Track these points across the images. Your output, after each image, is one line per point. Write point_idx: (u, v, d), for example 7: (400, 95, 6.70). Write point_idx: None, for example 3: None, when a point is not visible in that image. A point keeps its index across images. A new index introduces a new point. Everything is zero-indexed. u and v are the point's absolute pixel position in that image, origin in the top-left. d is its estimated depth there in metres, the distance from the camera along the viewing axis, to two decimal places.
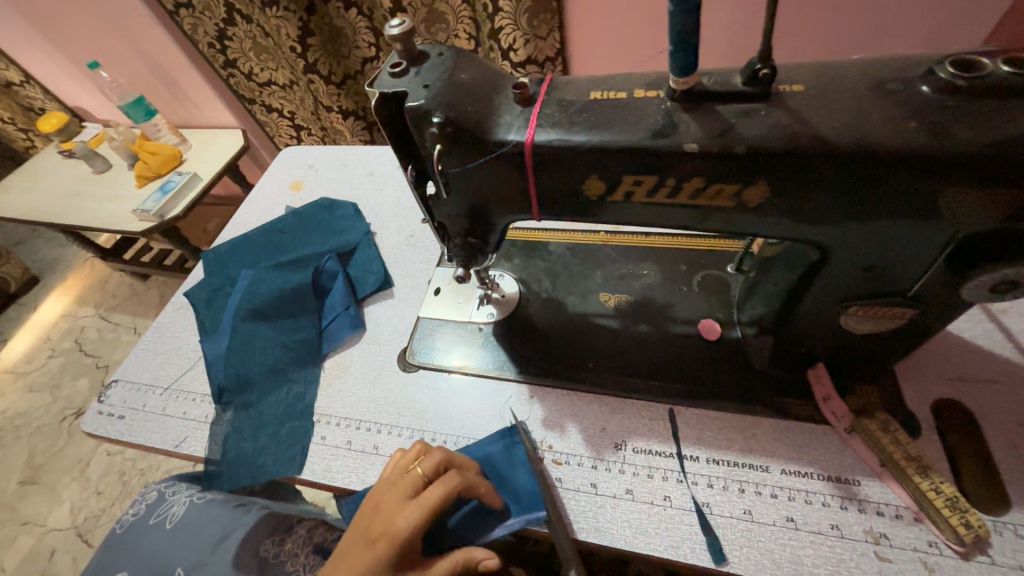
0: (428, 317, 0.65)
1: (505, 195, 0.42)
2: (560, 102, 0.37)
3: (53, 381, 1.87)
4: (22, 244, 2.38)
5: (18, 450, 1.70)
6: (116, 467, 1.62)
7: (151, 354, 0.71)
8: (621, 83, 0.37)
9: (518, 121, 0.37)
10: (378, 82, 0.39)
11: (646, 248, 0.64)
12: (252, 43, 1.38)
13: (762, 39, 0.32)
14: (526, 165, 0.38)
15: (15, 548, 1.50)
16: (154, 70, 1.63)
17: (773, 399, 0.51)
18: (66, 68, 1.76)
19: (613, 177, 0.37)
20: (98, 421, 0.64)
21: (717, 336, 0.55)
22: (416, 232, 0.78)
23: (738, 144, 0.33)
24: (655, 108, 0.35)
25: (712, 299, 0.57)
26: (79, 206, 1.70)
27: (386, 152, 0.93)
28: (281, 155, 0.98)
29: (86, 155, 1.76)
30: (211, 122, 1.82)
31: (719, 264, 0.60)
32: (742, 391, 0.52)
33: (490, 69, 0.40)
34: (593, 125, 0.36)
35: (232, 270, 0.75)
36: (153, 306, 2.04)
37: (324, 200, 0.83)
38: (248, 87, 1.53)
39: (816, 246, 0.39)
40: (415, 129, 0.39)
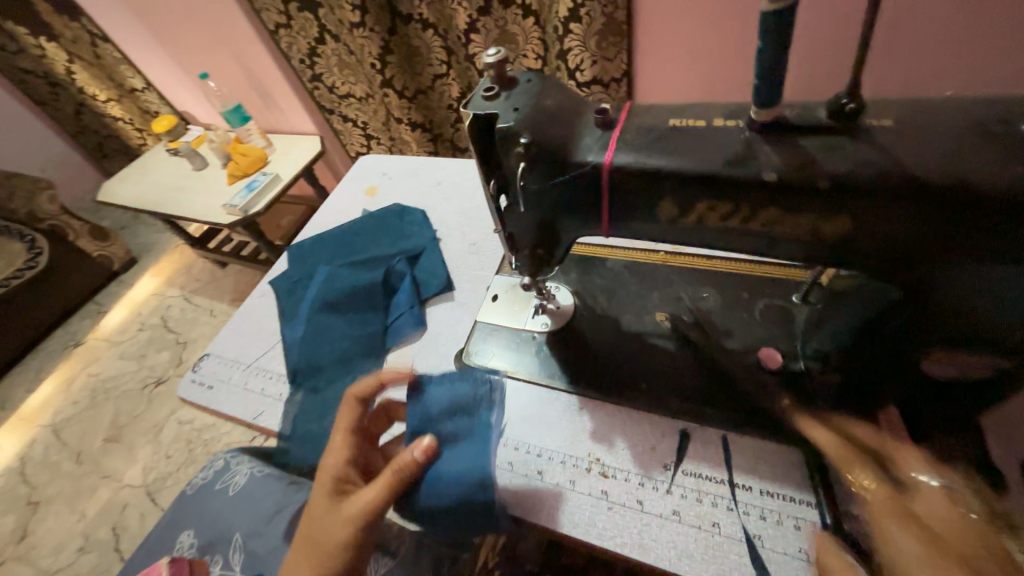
0: (485, 321, 0.69)
1: (577, 211, 0.44)
2: (638, 128, 0.39)
3: (140, 351, 2.10)
4: (126, 228, 2.71)
5: (106, 410, 1.92)
6: (183, 435, 1.78)
7: (237, 333, 0.79)
8: (701, 112, 0.39)
9: (598, 145, 0.40)
10: (473, 105, 0.43)
11: (706, 272, 0.64)
12: (338, 60, 1.52)
13: (851, 75, 0.32)
14: (602, 185, 0.40)
15: (96, 497, 1.68)
16: (252, 81, 1.82)
17: None
18: (181, 77, 2.01)
19: (687, 201, 0.39)
20: (190, 389, 0.73)
21: (779, 366, 0.53)
22: (478, 241, 0.83)
23: (821, 177, 0.34)
24: (734, 138, 0.36)
25: (775, 329, 0.56)
26: (180, 198, 1.93)
27: (455, 164, 0.99)
28: (360, 162, 1.06)
29: (189, 153, 1.99)
30: (295, 128, 2.00)
31: (784, 294, 0.59)
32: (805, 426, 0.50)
33: (573, 94, 0.43)
34: (671, 151, 0.37)
35: (312, 264, 0.82)
36: (228, 292, 2.25)
37: (397, 206, 0.90)
38: (329, 99, 1.67)
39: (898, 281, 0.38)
40: (502, 148, 0.42)
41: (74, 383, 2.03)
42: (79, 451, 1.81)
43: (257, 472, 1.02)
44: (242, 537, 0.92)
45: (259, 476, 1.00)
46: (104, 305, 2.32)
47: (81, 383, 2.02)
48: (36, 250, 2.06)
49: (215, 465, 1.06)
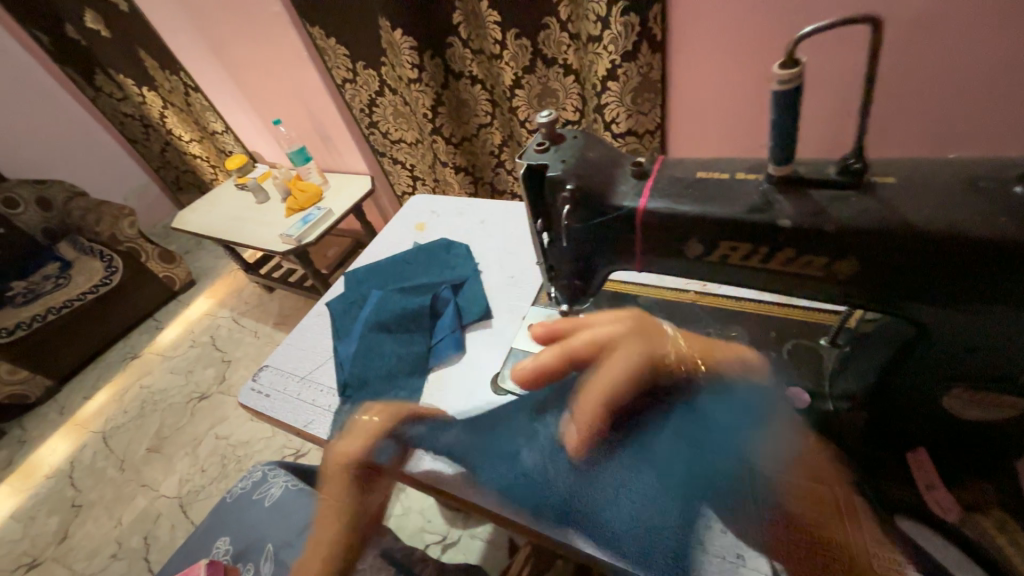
0: (521, 348, 0.74)
1: (611, 246, 0.50)
2: (670, 178, 0.45)
3: (188, 367, 2.25)
4: (189, 253, 2.97)
5: (152, 420, 2.04)
6: (220, 449, 1.87)
7: (294, 348, 0.87)
8: (725, 166, 0.44)
9: (632, 191, 0.46)
10: (526, 156, 0.50)
11: (734, 311, 0.67)
12: (394, 110, 1.69)
13: (855, 139, 0.37)
14: (637, 225, 0.46)
15: (133, 505, 1.76)
16: (316, 127, 2.04)
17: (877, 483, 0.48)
18: (255, 123, 2.27)
19: (712, 241, 0.44)
20: (250, 395, 0.80)
21: (808, 405, 0.55)
22: (516, 274, 0.89)
23: (830, 224, 0.38)
24: (755, 189, 0.42)
25: (802, 368, 0.58)
26: (243, 227, 2.12)
27: (497, 204, 1.08)
28: (410, 201, 1.17)
29: (255, 188, 2.21)
30: (349, 168, 2.20)
31: (811, 335, 0.61)
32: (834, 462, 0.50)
33: (611, 149, 0.50)
34: (697, 198, 0.43)
35: (366, 289, 0.91)
36: (273, 315, 2.40)
37: (444, 241, 0.98)
38: (382, 143, 1.85)
39: (913, 321, 0.42)
40: (550, 193, 0.49)
41: (127, 393, 2.18)
42: (124, 458, 1.91)
43: (292, 485, 1.08)
44: (273, 547, 0.96)
45: (293, 489, 1.07)
46: (162, 322, 2.51)
47: (133, 394, 2.17)
48: (113, 268, 2.30)
49: (253, 476, 1.12)
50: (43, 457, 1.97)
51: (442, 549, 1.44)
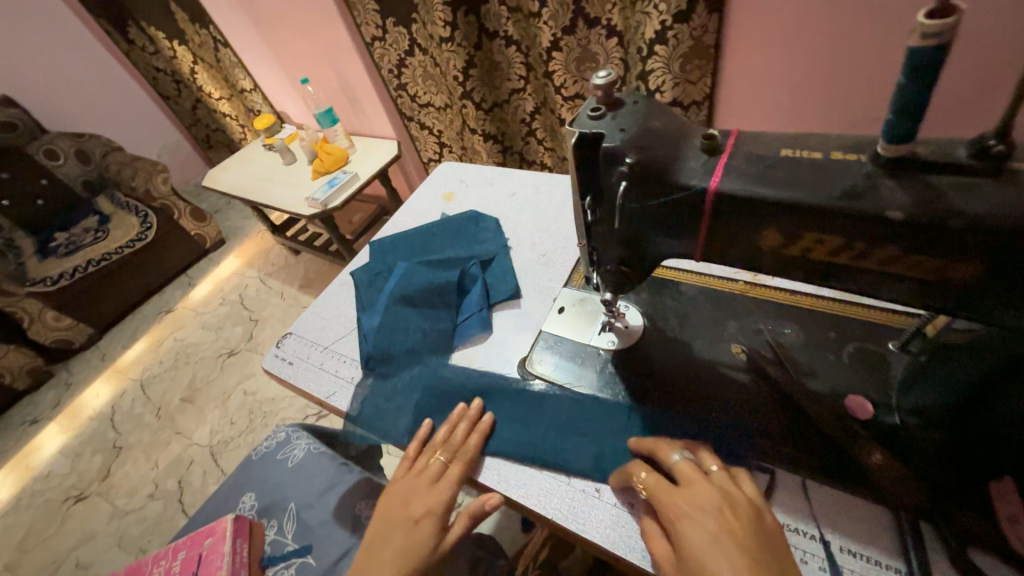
0: (549, 332, 0.70)
1: (671, 227, 0.44)
2: (748, 155, 0.39)
3: (218, 323, 2.31)
4: (219, 212, 3.01)
5: (185, 373, 2.12)
6: (247, 404, 1.94)
7: (318, 316, 0.85)
8: (819, 144, 0.38)
9: (703, 169, 0.40)
10: (577, 123, 0.44)
11: (787, 306, 0.61)
12: (423, 71, 1.61)
13: (1001, 113, 0.30)
14: (703, 210, 0.40)
15: (168, 450, 1.85)
16: (344, 87, 1.98)
17: (951, 513, 0.43)
18: (283, 82, 2.23)
19: (793, 232, 0.38)
20: (274, 362, 0.79)
21: (870, 417, 0.49)
22: (548, 252, 0.84)
23: (953, 217, 0.32)
24: (851, 174, 0.35)
25: (864, 376, 0.52)
26: (269, 188, 2.12)
27: (529, 175, 1.02)
28: (439, 169, 1.12)
29: (282, 149, 2.19)
30: (376, 132, 2.15)
31: (877, 339, 0.55)
32: (894, 487, 0.45)
33: (678, 120, 0.43)
34: (784, 182, 0.37)
35: (391, 259, 0.88)
36: (299, 278, 2.43)
37: (473, 213, 0.94)
38: (410, 107, 1.79)
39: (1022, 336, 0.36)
40: (604, 167, 0.44)
41: (162, 345, 2.27)
42: (159, 406, 2.01)
43: (315, 449, 1.10)
44: (297, 507, 0.99)
45: (316, 451, 1.10)
46: (194, 278, 2.57)
47: (167, 346, 2.26)
48: (148, 224, 2.35)
49: (277, 436, 1.15)
50: (87, 400, 2.09)
51: None
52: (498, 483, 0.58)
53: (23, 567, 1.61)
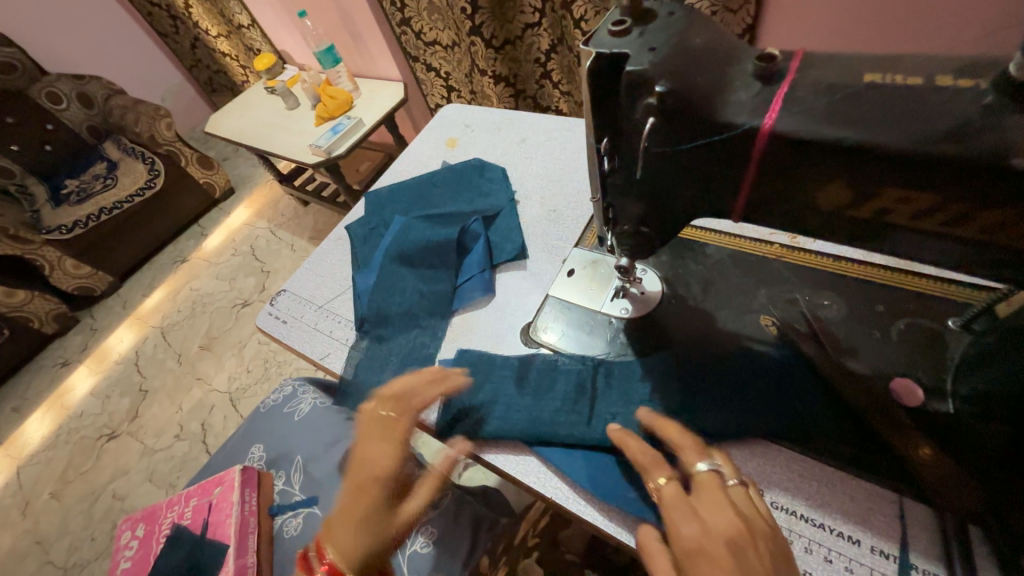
0: (557, 297, 0.64)
1: (720, 81, 0.33)
2: (815, 84, 0.31)
3: (231, 274, 2.31)
4: (226, 160, 2.95)
5: (201, 322, 2.16)
6: (262, 353, 1.97)
7: (313, 273, 0.80)
8: (914, 66, 0.30)
9: (756, 102, 0.32)
10: (595, 41, 0.36)
11: (830, 274, 0.54)
12: (428, 3, 1.56)
13: None
14: (752, 155, 0.34)
15: (190, 396, 1.92)
16: (345, 20, 1.90)
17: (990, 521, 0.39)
18: (282, 16, 2.13)
19: (871, 188, 0.32)
20: (266, 320, 0.75)
21: (919, 403, 0.44)
22: (559, 207, 0.77)
23: (1015, 154, 0.27)
24: (939, 71, 0.29)
25: (918, 356, 0.47)
26: (271, 133, 2.06)
27: (541, 117, 0.92)
28: (441, 112, 1.01)
29: (284, 92, 2.10)
30: (381, 73, 2.08)
31: (935, 315, 0.49)
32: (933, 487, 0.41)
33: (726, 39, 0.35)
34: (863, 117, 0.30)
35: (387, 213, 0.81)
36: (308, 230, 2.38)
37: (476, 161, 0.86)
38: (415, 45, 1.76)
39: None
40: (628, 97, 0.36)
41: (178, 294, 2.29)
42: (180, 353, 2.06)
43: (321, 403, 1.10)
44: (303, 460, 1.01)
45: (321, 407, 1.09)
46: (205, 229, 2.55)
47: (184, 295, 2.28)
48: (156, 171, 2.30)
49: (285, 390, 1.15)
50: (113, 344, 2.17)
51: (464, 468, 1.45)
52: (498, 458, 0.54)
53: (66, 496, 1.75)
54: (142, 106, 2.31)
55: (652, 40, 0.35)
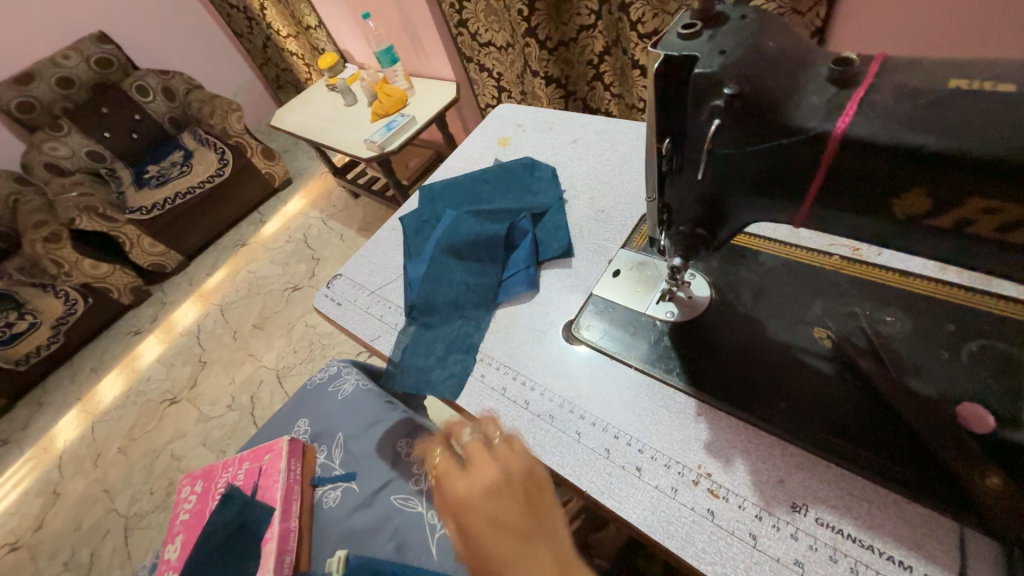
0: (602, 295, 0.65)
1: (790, 84, 0.33)
2: (896, 88, 0.31)
3: (285, 259, 2.46)
4: (287, 152, 3.14)
5: (256, 302, 2.31)
6: (308, 335, 2.09)
7: (367, 260, 0.85)
8: (1004, 72, 0.29)
9: (827, 106, 0.32)
10: (664, 43, 0.37)
11: (896, 290, 0.52)
12: (485, 5, 1.59)
13: None
14: (821, 160, 0.33)
15: (242, 370, 2.06)
16: (405, 22, 1.98)
17: None
18: (347, 17, 2.25)
19: (948, 197, 0.31)
20: (323, 301, 0.80)
21: (988, 430, 0.42)
22: (608, 209, 0.77)
23: None
24: None
25: (991, 382, 0.44)
26: (330, 127, 2.17)
27: (594, 118, 0.92)
28: (495, 111, 1.04)
29: (344, 89, 2.22)
30: (436, 73, 2.15)
31: (1014, 339, 0.45)
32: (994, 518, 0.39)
33: (800, 43, 0.35)
34: (944, 123, 0.29)
35: (439, 207, 0.85)
36: (357, 221, 2.49)
37: (527, 160, 0.87)
38: (470, 46, 1.81)
39: None
40: (693, 100, 0.36)
41: (238, 275, 2.46)
42: (235, 329, 2.22)
43: (363, 385, 1.16)
44: (344, 437, 1.07)
45: (363, 389, 1.15)
46: (264, 215, 2.73)
47: (242, 276, 2.45)
48: (225, 161, 2.49)
49: (330, 370, 1.22)
50: (179, 317, 2.37)
51: None
52: (534, 447, 0.55)
53: (132, 452, 1.93)
54: (217, 100, 2.50)
55: (723, 41, 0.35)
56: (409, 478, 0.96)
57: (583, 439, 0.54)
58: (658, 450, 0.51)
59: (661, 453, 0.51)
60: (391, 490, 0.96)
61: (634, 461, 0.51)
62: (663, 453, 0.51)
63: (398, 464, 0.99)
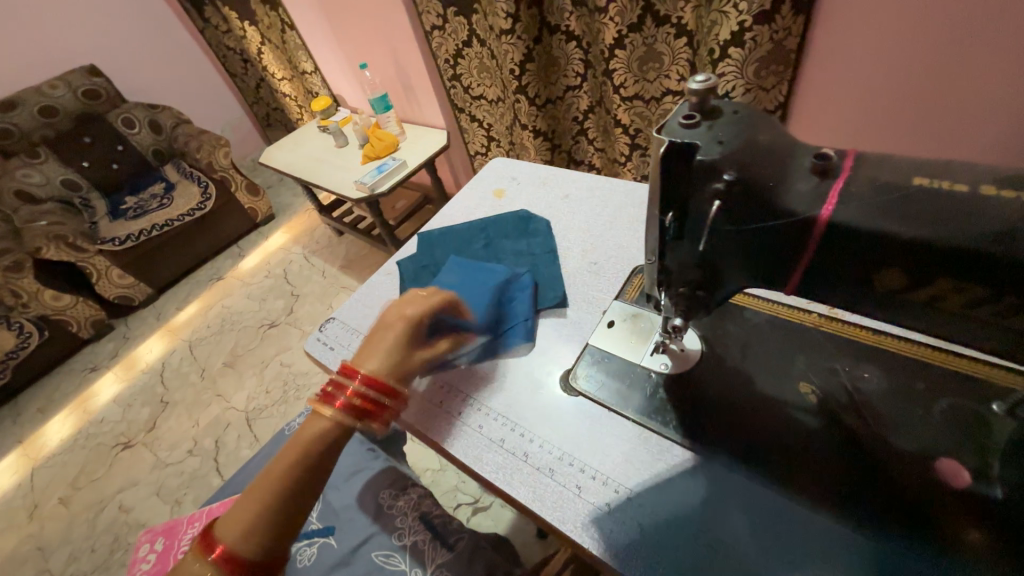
0: (598, 346, 0.67)
1: (780, 172, 0.38)
2: (871, 181, 0.35)
3: (262, 295, 2.40)
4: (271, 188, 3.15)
5: (229, 339, 2.23)
6: (282, 375, 2.01)
7: (362, 304, 0.85)
8: (954, 172, 0.34)
9: (814, 193, 0.36)
10: (667, 129, 0.41)
11: (872, 348, 0.56)
12: (479, 62, 1.71)
13: None
14: (810, 239, 0.37)
15: (208, 411, 1.95)
16: (400, 73, 2.09)
17: None
18: (343, 66, 2.35)
19: (918, 276, 0.35)
20: (315, 345, 0.80)
21: (965, 485, 0.45)
22: (601, 261, 0.81)
23: None
24: (983, 178, 0.32)
25: (963, 438, 0.47)
26: (321, 168, 2.21)
27: (585, 176, 0.98)
28: (491, 164, 1.09)
29: (336, 132, 2.28)
30: (427, 121, 2.24)
31: (980, 396, 0.49)
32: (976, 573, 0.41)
33: (781, 133, 0.40)
34: (911, 216, 0.33)
35: (437, 253, 0.87)
36: (340, 258, 2.48)
37: (522, 212, 0.91)
38: (463, 98, 1.91)
39: None
40: (693, 180, 0.41)
41: (211, 310, 2.38)
42: (204, 368, 2.12)
43: None
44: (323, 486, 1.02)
45: None
46: (244, 250, 2.69)
47: (216, 312, 2.37)
48: (208, 195, 2.47)
49: None
50: (142, 353, 2.25)
51: (473, 512, 1.41)
52: (534, 502, 0.55)
53: (74, 503, 1.76)
54: (205, 136, 2.52)
55: (721, 131, 0.39)
56: (392, 532, 0.92)
57: (584, 493, 0.54)
58: (659, 505, 0.52)
59: (662, 509, 0.52)
60: (371, 546, 0.91)
61: (635, 516, 0.51)
62: (664, 509, 0.51)
63: (380, 518, 0.94)
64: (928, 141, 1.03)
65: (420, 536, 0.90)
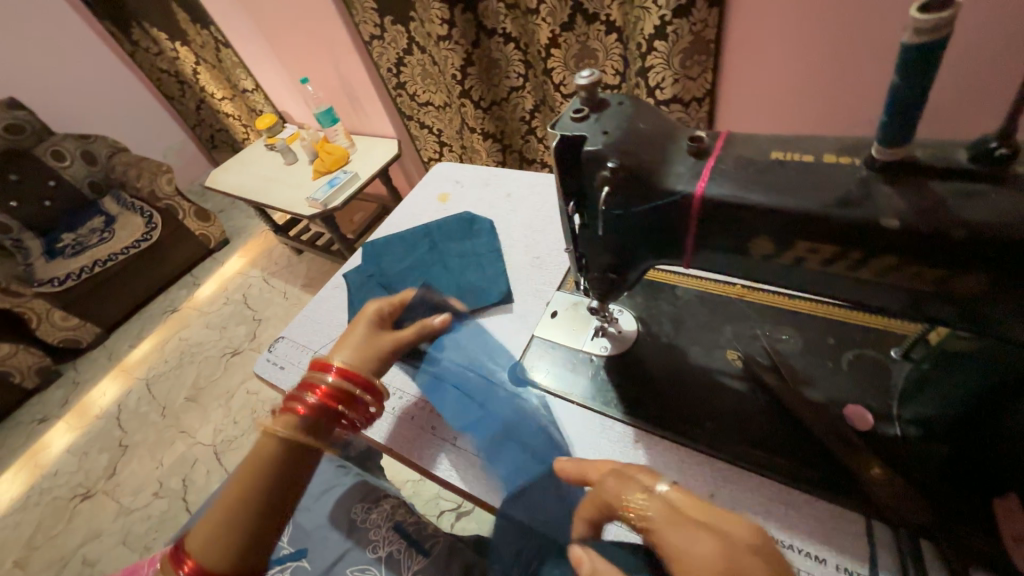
0: (543, 337, 0.69)
1: (663, 156, 0.41)
2: (737, 159, 0.39)
3: (222, 322, 2.32)
4: (223, 212, 3.04)
5: (190, 372, 2.14)
6: (250, 403, 1.95)
7: (311, 320, 0.84)
8: (810, 146, 0.38)
9: (690, 173, 0.40)
10: (560, 125, 0.44)
11: (786, 312, 0.60)
12: (421, 70, 1.71)
13: (889, 98, 0.31)
14: (692, 215, 0.41)
15: (173, 450, 1.87)
16: (343, 85, 2.06)
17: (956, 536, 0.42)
18: (284, 81, 2.30)
19: (787, 242, 0.39)
20: (264, 366, 0.79)
21: (868, 427, 0.49)
22: (543, 255, 0.83)
23: (889, 218, 0.34)
24: (830, 149, 0.37)
25: (865, 384, 0.52)
26: (270, 187, 2.15)
27: (525, 173, 1.01)
28: (434, 169, 1.10)
29: (284, 149, 2.22)
30: (376, 131, 2.23)
31: (879, 344, 0.54)
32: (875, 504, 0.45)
33: (666, 121, 0.43)
34: (772, 186, 0.37)
35: (382, 261, 0.87)
36: (301, 277, 2.43)
37: (465, 214, 0.93)
38: (410, 106, 1.91)
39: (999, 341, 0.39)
40: (587, 169, 0.43)
41: (168, 344, 2.28)
42: (165, 405, 2.03)
43: None
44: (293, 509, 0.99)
45: None
46: (199, 278, 2.59)
47: (173, 345, 2.27)
48: (153, 224, 2.36)
49: None
50: (96, 396, 2.13)
51: (456, 516, 1.41)
52: (488, 494, 0.56)
53: (32, 564, 1.65)
54: (144, 164, 2.41)
55: (607, 121, 0.43)
56: (366, 546, 0.91)
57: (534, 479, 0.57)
58: None
59: None
60: (346, 563, 0.90)
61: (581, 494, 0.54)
62: None
63: (354, 533, 0.93)
64: (840, 118, 1.11)
65: (395, 546, 0.90)
